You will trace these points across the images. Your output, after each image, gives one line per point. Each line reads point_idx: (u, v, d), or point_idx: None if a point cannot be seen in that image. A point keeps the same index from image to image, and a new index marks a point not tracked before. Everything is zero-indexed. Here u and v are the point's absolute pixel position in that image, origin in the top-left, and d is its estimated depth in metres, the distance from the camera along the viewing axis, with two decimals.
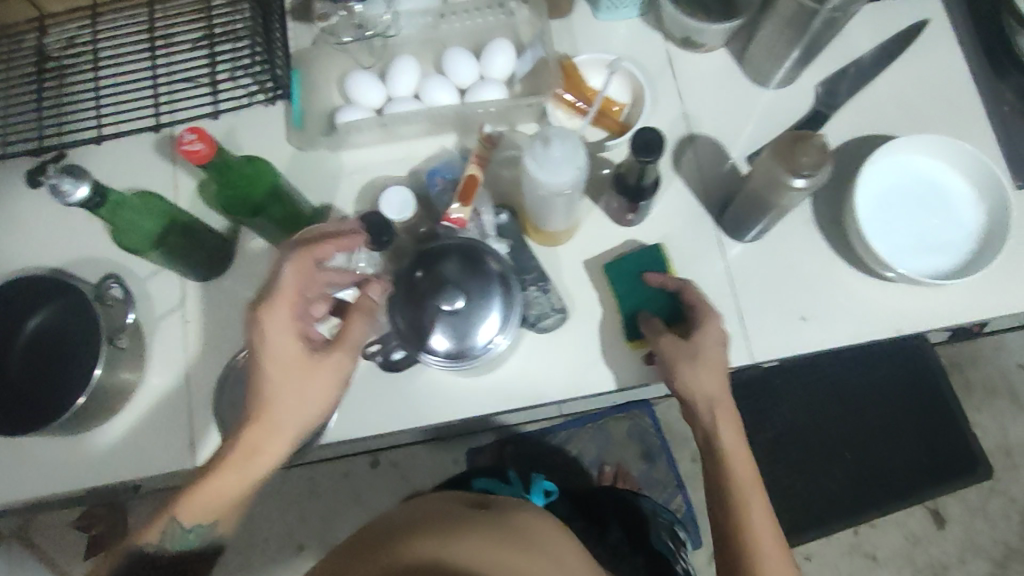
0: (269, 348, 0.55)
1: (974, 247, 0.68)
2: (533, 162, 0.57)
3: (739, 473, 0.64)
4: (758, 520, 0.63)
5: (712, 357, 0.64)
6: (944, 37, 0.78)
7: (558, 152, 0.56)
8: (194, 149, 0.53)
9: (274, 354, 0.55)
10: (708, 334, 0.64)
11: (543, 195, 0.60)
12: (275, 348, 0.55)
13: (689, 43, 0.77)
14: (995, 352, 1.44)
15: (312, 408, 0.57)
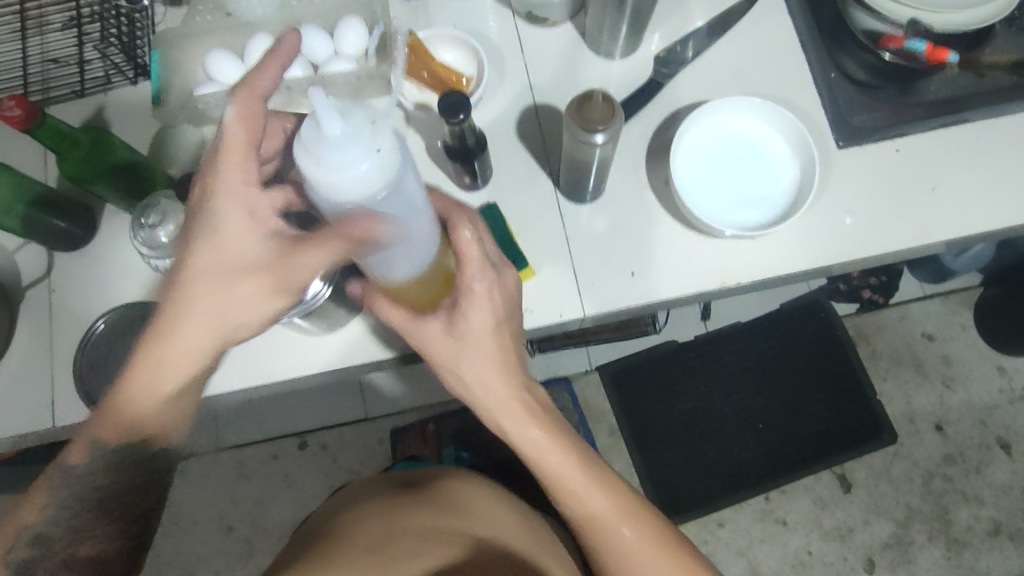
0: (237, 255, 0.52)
1: (787, 202, 0.74)
2: (301, 146, 0.43)
3: (553, 455, 0.64)
4: (584, 488, 0.65)
5: (477, 339, 0.61)
6: (776, 9, 0.82)
7: (337, 133, 0.42)
8: (12, 114, 0.58)
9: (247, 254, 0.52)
10: (474, 306, 0.60)
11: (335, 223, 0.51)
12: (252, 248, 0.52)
13: (535, 19, 0.82)
14: (900, 321, 1.48)
15: (246, 312, 0.54)
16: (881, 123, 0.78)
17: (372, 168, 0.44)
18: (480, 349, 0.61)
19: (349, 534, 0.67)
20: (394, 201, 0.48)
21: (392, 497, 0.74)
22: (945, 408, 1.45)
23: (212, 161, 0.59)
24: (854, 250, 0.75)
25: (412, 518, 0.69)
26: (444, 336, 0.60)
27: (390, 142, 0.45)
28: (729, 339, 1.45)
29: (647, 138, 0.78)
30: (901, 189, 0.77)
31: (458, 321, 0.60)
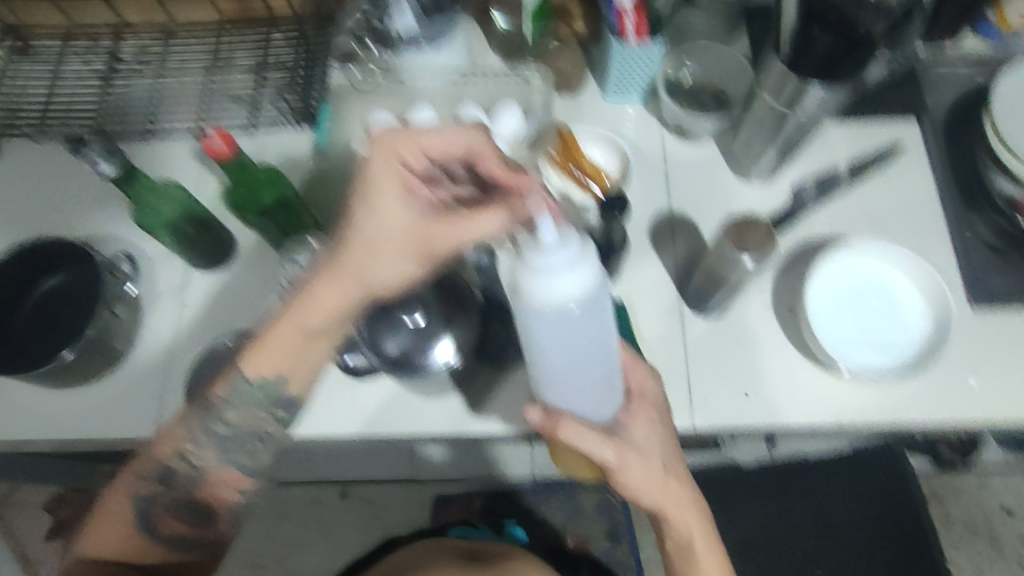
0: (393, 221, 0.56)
1: (915, 353, 0.73)
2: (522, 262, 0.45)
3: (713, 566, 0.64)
4: None
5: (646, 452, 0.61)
6: (918, 160, 0.84)
7: (558, 270, 0.45)
8: (215, 145, 0.63)
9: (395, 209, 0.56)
10: (638, 422, 0.62)
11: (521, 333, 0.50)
12: (409, 214, 0.56)
13: (682, 132, 0.85)
14: (979, 489, 1.41)
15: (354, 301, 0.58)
16: (1013, 290, 0.78)
17: (579, 281, 0.45)
18: (663, 472, 0.62)
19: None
20: (584, 314, 0.48)
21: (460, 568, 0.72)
22: None
23: (385, 218, 0.56)
24: (978, 413, 0.73)
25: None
26: (644, 453, 0.61)
27: (596, 258, 0.46)
28: (794, 473, 1.41)
29: (778, 263, 0.79)
30: None
31: (630, 445, 0.61)
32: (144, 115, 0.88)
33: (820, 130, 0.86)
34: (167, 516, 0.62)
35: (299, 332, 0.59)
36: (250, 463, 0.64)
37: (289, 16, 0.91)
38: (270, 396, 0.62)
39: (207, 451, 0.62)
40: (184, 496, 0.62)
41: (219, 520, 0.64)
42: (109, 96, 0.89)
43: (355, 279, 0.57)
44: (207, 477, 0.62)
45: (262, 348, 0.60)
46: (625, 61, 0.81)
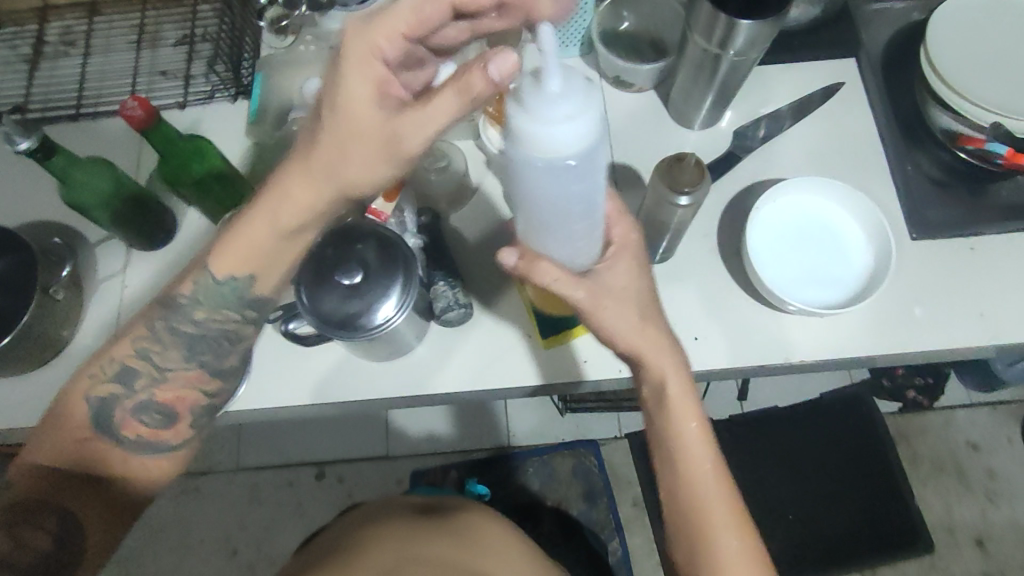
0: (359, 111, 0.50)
1: (859, 285, 0.73)
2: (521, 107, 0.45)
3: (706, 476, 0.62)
4: (720, 532, 0.61)
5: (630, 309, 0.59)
6: (856, 99, 0.85)
7: (562, 111, 0.44)
8: (133, 115, 0.61)
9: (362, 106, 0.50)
10: (616, 275, 0.59)
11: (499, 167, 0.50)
12: (361, 95, 0.50)
13: (621, 83, 0.84)
14: (944, 426, 1.44)
15: (342, 183, 0.54)
16: (956, 220, 0.79)
17: (579, 131, 0.45)
18: (659, 349, 0.60)
19: (358, 558, 0.66)
20: (576, 168, 0.49)
21: (411, 519, 0.72)
22: (987, 523, 1.38)
23: (352, 110, 0.50)
24: (923, 342, 0.74)
25: (423, 546, 0.68)
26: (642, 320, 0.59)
27: (601, 107, 0.46)
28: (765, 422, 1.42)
29: (721, 207, 0.79)
30: (974, 287, 0.76)
31: (601, 287, 0.58)
32: (73, 97, 0.86)
33: (758, 73, 0.86)
34: (127, 419, 0.63)
35: (272, 233, 0.58)
36: (214, 362, 0.65)
37: None
38: (242, 297, 0.63)
39: (173, 349, 0.64)
40: (141, 400, 0.63)
41: (181, 423, 0.65)
42: (35, 79, 0.87)
43: (327, 176, 0.54)
44: (172, 375, 0.64)
45: (228, 243, 0.60)
46: None
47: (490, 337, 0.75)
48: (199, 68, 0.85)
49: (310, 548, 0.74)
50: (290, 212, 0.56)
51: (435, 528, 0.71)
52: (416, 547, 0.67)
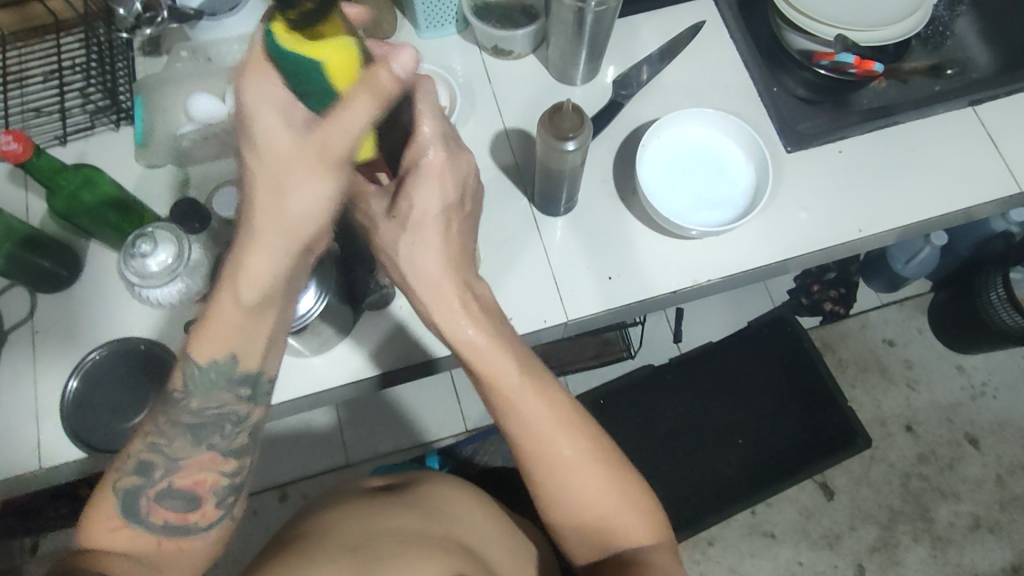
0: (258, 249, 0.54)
1: (747, 202, 0.80)
2: None
3: (551, 440, 0.62)
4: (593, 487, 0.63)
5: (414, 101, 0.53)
6: (719, 34, 0.90)
7: None
8: (9, 149, 0.60)
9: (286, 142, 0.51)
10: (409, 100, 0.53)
11: None
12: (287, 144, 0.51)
13: (500, 52, 0.87)
14: (861, 329, 1.55)
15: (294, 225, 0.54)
16: (823, 128, 0.86)
17: None
18: (474, 312, 0.59)
19: (329, 534, 0.66)
20: None
21: (372, 501, 0.73)
22: (913, 409, 1.50)
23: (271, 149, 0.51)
24: (810, 243, 0.80)
25: (391, 518, 0.69)
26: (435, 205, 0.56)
27: None
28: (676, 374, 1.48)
29: (614, 151, 0.83)
30: (848, 185, 0.83)
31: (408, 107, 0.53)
32: None
33: (627, 23, 0.91)
34: (152, 505, 0.60)
35: (239, 308, 0.57)
36: (225, 443, 0.62)
37: (75, 17, 0.86)
38: (228, 377, 0.61)
39: (179, 438, 0.61)
40: (163, 487, 0.60)
41: (207, 504, 0.61)
42: None
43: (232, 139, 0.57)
44: (185, 462, 0.61)
45: (202, 331, 0.59)
46: None
47: (416, 314, 0.78)
48: (76, 102, 0.83)
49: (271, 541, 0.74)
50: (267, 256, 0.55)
51: (398, 500, 0.74)
52: (383, 517, 0.69)
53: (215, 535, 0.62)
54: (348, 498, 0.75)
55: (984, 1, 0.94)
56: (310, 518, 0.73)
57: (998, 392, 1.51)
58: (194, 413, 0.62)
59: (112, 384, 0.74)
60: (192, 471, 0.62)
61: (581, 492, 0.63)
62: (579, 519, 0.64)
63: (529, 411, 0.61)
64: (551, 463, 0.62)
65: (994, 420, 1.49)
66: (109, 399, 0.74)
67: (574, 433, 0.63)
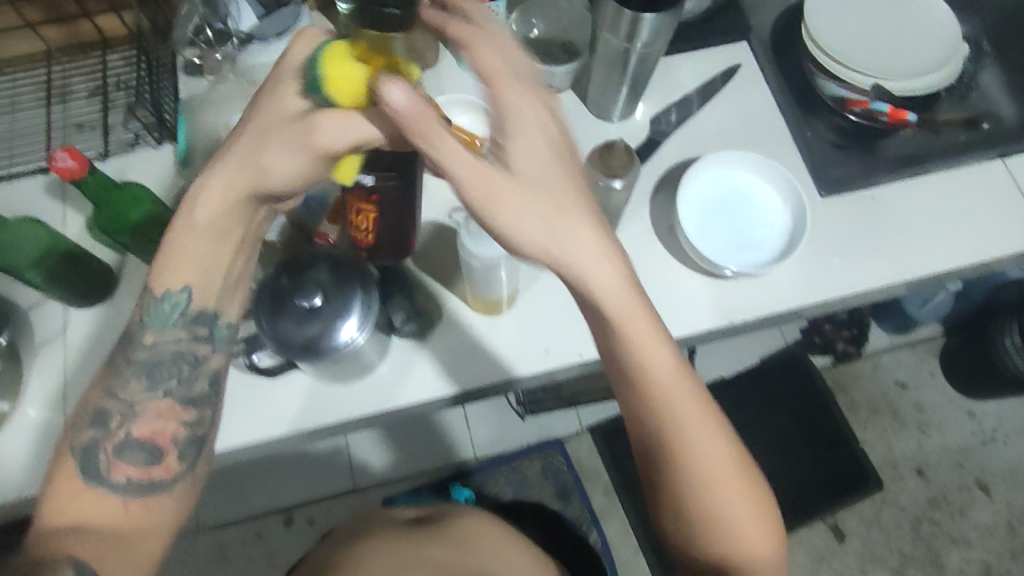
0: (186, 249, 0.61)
1: (782, 245, 0.80)
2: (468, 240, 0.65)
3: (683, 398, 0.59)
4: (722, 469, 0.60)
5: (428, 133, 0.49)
6: (754, 77, 0.92)
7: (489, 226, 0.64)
8: (65, 165, 0.60)
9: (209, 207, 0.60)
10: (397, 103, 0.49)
11: (477, 269, 0.68)
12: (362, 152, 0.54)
13: (540, 86, 0.89)
14: (874, 371, 1.56)
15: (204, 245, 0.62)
16: (856, 174, 0.87)
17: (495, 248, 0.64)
18: (633, 300, 0.56)
19: (356, 572, 0.66)
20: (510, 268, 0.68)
21: (402, 531, 0.73)
22: (924, 453, 1.50)
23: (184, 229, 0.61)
24: (842, 289, 0.81)
25: (418, 553, 0.68)
26: (551, 223, 0.52)
27: None
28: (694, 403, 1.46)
29: (649, 189, 0.84)
30: (879, 231, 0.84)
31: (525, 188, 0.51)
32: None
33: (664, 64, 0.92)
34: (113, 460, 0.58)
35: (196, 232, 0.61)
36: (182, 389, 0.63)
37: (123, 36, 0.88)
38: (183, 314, 0.63)
39: (134, 379, 0.62)
40: (121, 439, 0.60)
41: (169, 456, 0.60)
42: None
43: (248, 167, 0.59)
44: (143, 409, 0.61)
45: (166, 255, 0.62)
46: None
47: (452, 347, 0.77)
48: (119, 119, 0.85)
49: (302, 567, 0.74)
50: (210, 236, 0.62)
51: (427, 531, 0.73)
52: (410, 554, 0.68)
53: (183, 499, 0.60)
54: (379, 526, 0.75)
55: (1010, 57, 0.96)
56: (343, 545, 0.73)
57: (1008, 439, 1.51)
58: (151, 349, 0.63)
59: None
60: (153, 417, 0.61)
61: (717, 508, 0.60)
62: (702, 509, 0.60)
63: (675, 387, 0.59)
64: (677, 431, 0.59)
65: (1004, 467, 1.49)
66: None
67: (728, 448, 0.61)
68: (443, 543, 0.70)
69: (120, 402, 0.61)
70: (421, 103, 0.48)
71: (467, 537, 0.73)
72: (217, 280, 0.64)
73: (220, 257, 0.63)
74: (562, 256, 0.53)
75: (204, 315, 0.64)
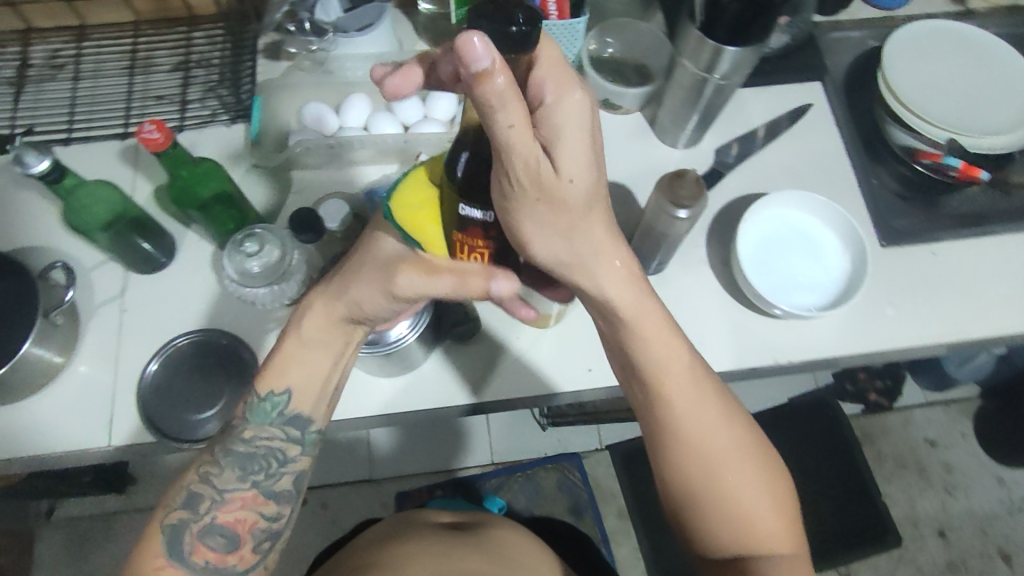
0: (288, 355, 0.63)
1: (838, 290, 0.79)
2: None
3: (686, 397, 0.61)
4: (727, 456, 0.61)
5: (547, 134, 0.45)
6: (825, 118, 0.91)
7: None
8: (152, 137, 0.62)
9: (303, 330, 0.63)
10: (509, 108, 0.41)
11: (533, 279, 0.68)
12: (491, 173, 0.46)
13: (609, 106, 0.89)
14: (905, 425, 1.53)
15: (316, 358, 0.64)
16: (919, 227, 0.86)
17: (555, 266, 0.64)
18: (644, 297, 0.57)
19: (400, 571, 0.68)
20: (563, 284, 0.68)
21: (443, 538, 0.74)
22: (948, 515, 1.47)
23: (290, 343, 0.64)
24: (894, 341, 0.80)
25: (460, 562, 0.70)
26: (572, 240, 0.50)
27: None
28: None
29: (708, 220, 0.84)
30: (937, 287, 0.83)
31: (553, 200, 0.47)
32: (66, 121, 0.86)
33: (735, 96, 0.92)
34: (195, 542, 0.60)
35: (299, 341, 0.63)
36: (266, 480, 0.63)
37: (209, 14, 0.91)
38: (282, 414, 0.63)
39: (228, 469, 0.62)
40: (207, 522, 0.60)
41: (245, 547, 0.61)
42: (21, 105, 0.86)
43: (344, 301, 0.60)
44: (230, 497, 0.61)
45: (269, 363, 0.64)
46: (550, 38, 0.85)
47: (496, 355, 0.77)
48: (197, 95, 0.87)
49: (343, 559, 0.76)
50: (320, 351, 0.64)
51: (468, 541, 0.74)
52: (454, 561, 0.69)
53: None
54: (421, 531, 0.76)
55: None
56: (388, 541, 0.75)
57: None
58: (247, 444, 0.63)
59: (187, 376, 0.75)
60: (237, 507, 0.61)
61: (731, 490, 0.61)
62: (711, 504, 0.61)
63: (678, 381, 0.60)
64: (682, 424, 0.61)
65: None
66: (186, 385, 0.75)
67: (734, 424, 0.63)
68: (477, 553, 0.72)
69: (212, 488, 0.61)
70: (508, 82, 0.39)
71: (505, 550, 0.74)
72: (316, 389, 0.64)
73: (328, 363, 0.64)
74: (580, 271, 0.53)
75: (298, 419, 0.64)
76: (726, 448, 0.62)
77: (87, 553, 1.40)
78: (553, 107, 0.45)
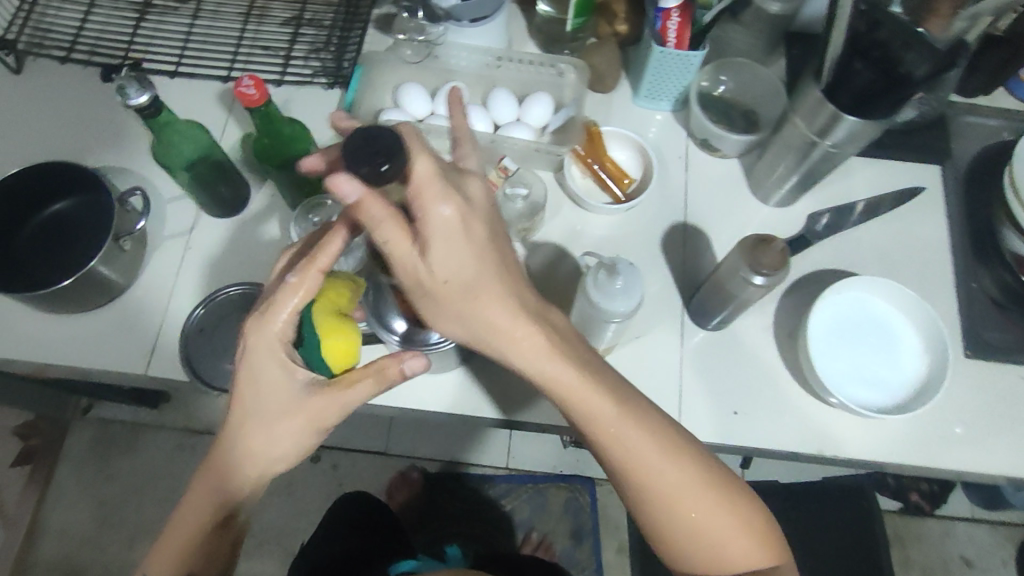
0: (180, 526, 0.60)
1: (907, 394, 0.73)
2: (592, 286, 0.61)
3: (619, 436, 0.58)
4: (682, 488, 0.58)
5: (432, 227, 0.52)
6: (936, 206, 0.85)
7: (619, 283, 0.60)
8: (248, 92, 0.61)
9: (205, 484, 0.59)
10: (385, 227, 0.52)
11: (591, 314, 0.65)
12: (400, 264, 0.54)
13: (707, 146, 0.85)
14: (942, 536, 1.43)
15: (188, 521, 0.60)
16: (1014, 345, 0.78)
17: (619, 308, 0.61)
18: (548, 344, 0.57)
19: None
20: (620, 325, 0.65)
21: None
22: None
23: (182, 515, 0.60)
24: (956, 462, 0.73)
25: None
26: (468, 323, 0.56)
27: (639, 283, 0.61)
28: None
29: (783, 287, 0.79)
30: (1019, 416, 0.76)
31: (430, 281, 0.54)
32: (176, 55, 0.89)
33: (843, 162, 0.87)
34: None
35: (199, 523, 0.59)
36: None
37: None
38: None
39: None
40: None
41: None
42: (140, 31, 0.89)
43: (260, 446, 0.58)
44: None
45: (160, 548, 0.60)
46: (661, 66, 0.81)
47: None
48: (302, 53, 0.88)
49: None
50: (194, 513, 0.60)
51: None
52: None
53: None
54: None
55: None
56: None
57: None
58: None
59: (231, 327, 0.76)
60: None
61: (692, 524, 0.58)
62: (680, 539, 0.59)
63: (609, 423, 0.57)
64: (626, 467, 0.58)
65: None
66: (226, 339, 0.75)
67: (681, 454, 0.59)
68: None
69: None
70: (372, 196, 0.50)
71: None
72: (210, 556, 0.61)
73: (220, 535, 0.61)
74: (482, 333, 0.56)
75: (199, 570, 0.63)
76: (679, 479, 0.58)
77: (113, 456, 1.47)
78: (426, 216, 0.52)
